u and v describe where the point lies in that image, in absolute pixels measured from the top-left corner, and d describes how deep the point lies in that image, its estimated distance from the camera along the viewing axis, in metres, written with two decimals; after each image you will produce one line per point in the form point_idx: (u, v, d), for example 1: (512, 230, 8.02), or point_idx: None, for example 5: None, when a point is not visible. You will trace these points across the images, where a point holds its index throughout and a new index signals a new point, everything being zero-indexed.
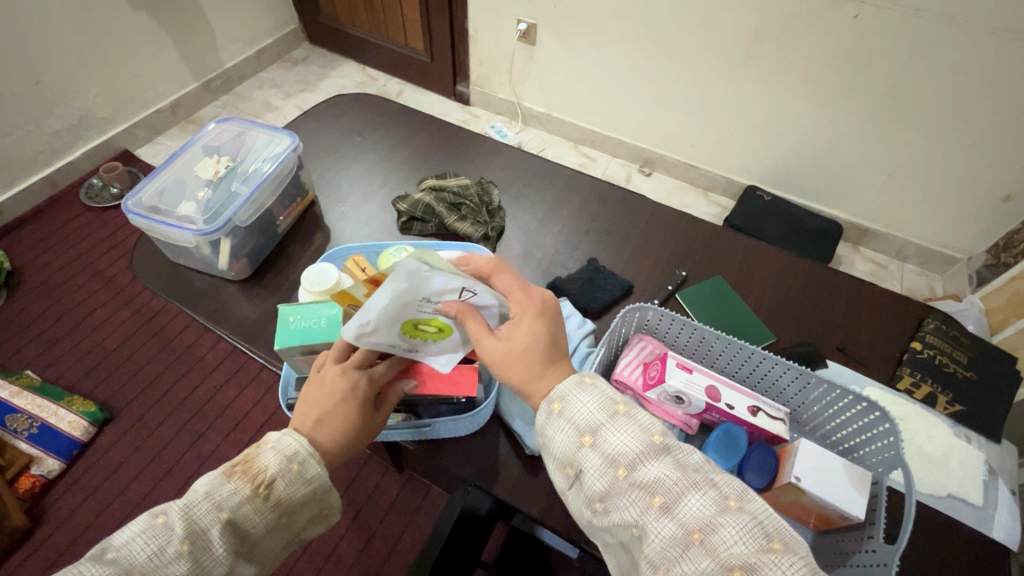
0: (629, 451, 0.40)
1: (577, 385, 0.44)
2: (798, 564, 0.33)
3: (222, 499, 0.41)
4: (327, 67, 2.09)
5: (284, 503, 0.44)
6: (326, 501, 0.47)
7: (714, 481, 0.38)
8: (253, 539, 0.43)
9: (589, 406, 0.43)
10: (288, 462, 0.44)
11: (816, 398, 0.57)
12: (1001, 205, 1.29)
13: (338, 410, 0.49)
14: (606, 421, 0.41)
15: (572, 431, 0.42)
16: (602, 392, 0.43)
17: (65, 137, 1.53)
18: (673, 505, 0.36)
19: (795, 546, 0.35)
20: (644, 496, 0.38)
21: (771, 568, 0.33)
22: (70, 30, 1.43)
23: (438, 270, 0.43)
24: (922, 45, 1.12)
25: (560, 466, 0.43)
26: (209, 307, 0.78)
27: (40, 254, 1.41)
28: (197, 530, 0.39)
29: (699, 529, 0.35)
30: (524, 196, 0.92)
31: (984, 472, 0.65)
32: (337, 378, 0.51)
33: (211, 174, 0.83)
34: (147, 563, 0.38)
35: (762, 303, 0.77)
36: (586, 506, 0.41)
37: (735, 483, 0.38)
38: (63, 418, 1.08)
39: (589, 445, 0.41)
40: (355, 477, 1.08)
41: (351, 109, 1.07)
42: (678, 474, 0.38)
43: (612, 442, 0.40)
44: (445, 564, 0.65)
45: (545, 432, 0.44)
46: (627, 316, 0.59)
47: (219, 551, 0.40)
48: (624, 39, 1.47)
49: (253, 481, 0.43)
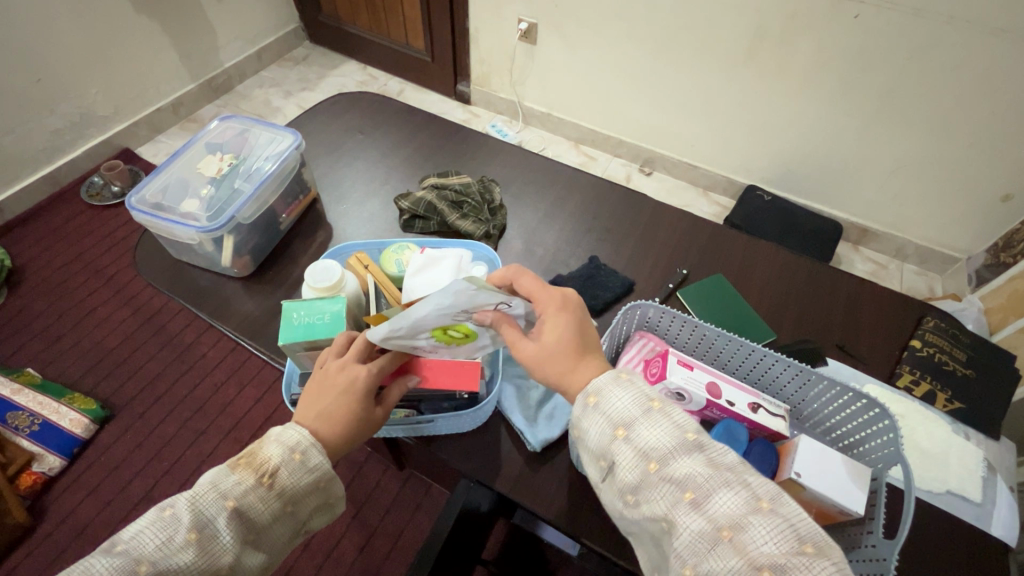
0: (661, 447, 0.39)
1: (613, 381, 0.44)
2: (829, 569, 0.33)
3: (226, 488, 0.42)
4: (328, 66, 2.09)
5: (288, 493, 0.44)
6: (331, 491, 0.48)
7: (747, 481, 0.37)
8: (260, 527, 0.43)
9: (624, 401, 0.42)
10: (291, 453, 0.45)
11: (816, 395, 0.58)
12: (1000, 205, 1.29)
13: (339, 405, 0.49)
14: (639, 416, 0.41)
15: (606, 424, 0.42)
16: (638, 387, 0.43)
17: (66, 135, 1.53)
18: (703, 501, 0.37)
19: (827, 549, 0.35)
20: (674, 491, 0.38)
21: (801, 571, 0.33)
22: (71, 28, 1.43)
23: (484, 290, 0.46)
24: (923, 45, 1.12)
25: (593, 457, 0.43)
26: (212, 303, 0.78)
27: (41, 252, 1.41)
28: (204, 520, 0.40)
29: (729, 527, 0.35)
30: (525, 195, 0.93)
31: (983, 468, 0.65)
32: (338, 373, 0.51)
33: (215, 171, 0.83)
34: (157, 553, 0.38)
35: (762, 301, 0.78)
36: (617, 498, 0.42)
37: (768, 485, 0.37)
38: (64, 416, 1.08)
39: (622, 438, 0.41)
40: (356, 475, 1.09)
41: (353, 107, 1.08)
42: (711, 472, 0.38)
43: (644, 437, 0.40)
44: (447, 560, 0.65)
45: (579, 425, 0.44)
46: (629, 313, 0.60)
47: (227, 538, 0.40)
48: (625, 38, 1.47)
49: (257, 472, 0.43)
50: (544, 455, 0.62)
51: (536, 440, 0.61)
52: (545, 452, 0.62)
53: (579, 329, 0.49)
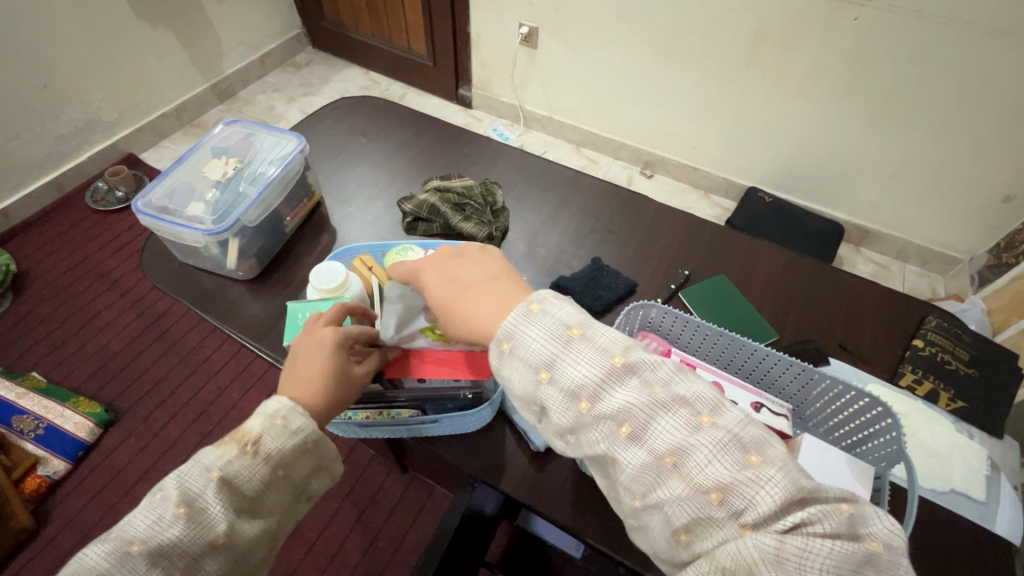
0: (588, 382, 0.39)
1: (525, 318, 0.42)
2: (776, 476, 0.32)
3: (209, 462, 0.41)
4: (331, 72, 2.10)
5: (275, 457, 0.43)
6: (322, 452, 0.47)
7: (684, 397, 0.37)
8: (254, 495, 0.42)
9: (540, 339, 0.41)
10: (272, 419, 0.44)
11: (819, 394, 0.58)
12: (1002, 206, 1.30)
13: (312, 362, 0.51)
14: (560, 351, 0.40)
15: (528, 368, 0.41)
16: (550, 318, 0.42)
17: (72, 140, 1.55)
18: (640, 433, 0.36)
19: (772, 452, 0.34)
20: (611, 426, 0.37)
21: (748, 484, 0.32)
22: (75, 34, 1.44)
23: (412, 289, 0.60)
24: (922, 47, 1.13)
25: (525, 403, 0.43)
26: (219, 305, 0.78)
27: (46, 257, 1.42)
28: (192, 495, 0.39)
29: (670, 453, 0.35)
30: (528, 197, 0.93)
31: (987, 467, 0.66)
32: (307, 337, 0.53)
33: (220, 175, 0.85)
34: (147, 533, 0.37)
35: (765, 301, 0.78)
36: (559, 438, 0.41)
37: (708, 396, 0.37)
38: (69, 419, 1.09)
39: (547, 380, 0.40)
40: (360, 477, 1.09)
41: (357, 111, 1.08)
42: (644, 399, 0.37)
43: (568, 375, 0.39)
44: (451, 561, 0.66)
45: (502, 373, 0.43)
46: (631, 313, 0.60)
47: (217, 509, 0.39)
48: (625, 42, 1.48)
49: (240, 442, 0.43)
50: (547, 455, 0.61)
51: (540, 441, 0.60)
52: (548, 451, 0.62)
53: (449, 270, 0.51)
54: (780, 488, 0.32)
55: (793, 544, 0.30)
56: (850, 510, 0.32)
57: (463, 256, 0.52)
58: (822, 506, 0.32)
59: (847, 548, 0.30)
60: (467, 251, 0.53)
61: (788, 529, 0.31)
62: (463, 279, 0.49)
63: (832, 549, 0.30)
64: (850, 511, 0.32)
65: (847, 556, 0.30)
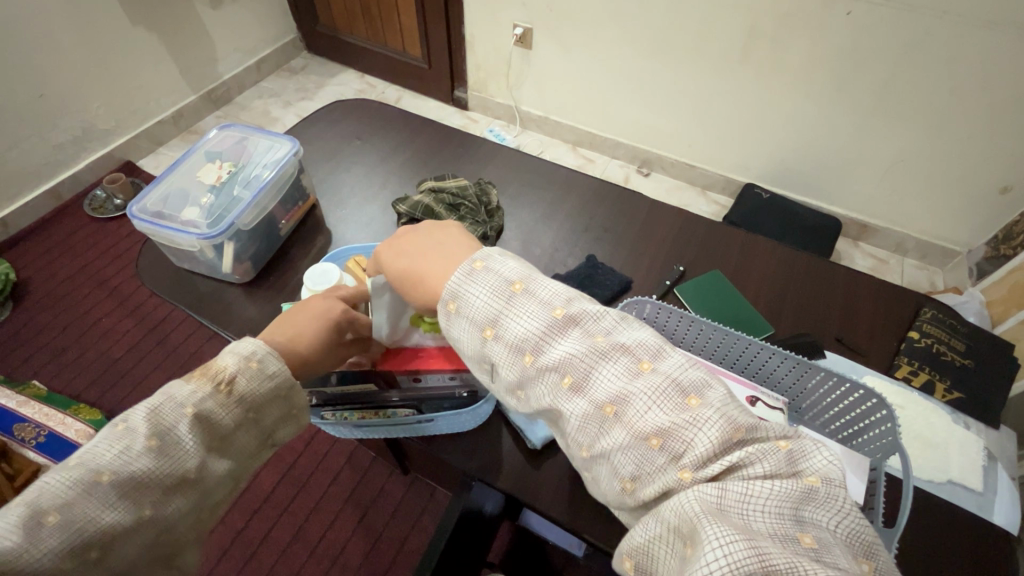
0: (531, 336, 0.39)
1: (468, 276, 0.42)
2: (711, 416, 0.33)
3: (183, 396, 0.40)
4: (326, 77, 2.10)
5: (248, 399, 0.43)
6: (293, 401, 0.47)
7: (626, 346, 0.37)
8: (224, 434, 0.42)
9: (484, 296, 0.41)
10: (246, 360, 0.44)
11: (815, 386, 0.58)
12: (999, 197, 1.29)
13: (307, 327, 0.52)
14: (503, 308, 0.40)
15: (473, 327, 0.41)
16: (493, 274, 0.42)
17: (70, 149, 1.55)
18: (583, 383, 0.37)
19: (710, 394, 0.35)
20: (554, 378, 0.38)
21: (686, 425, 0.33)
22: (71, 43, 1.45)
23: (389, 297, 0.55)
24: (914, 39, 1.13)
25: (475, 363, 0.43)
26: (215, 308, 0.79)
27: (46, 265, 1.43)
28: (164, 427, 0.39)
29: (612, 403, 0.36)
30: (522, 196, 0.93)
31: (983, 457, 0.67)
32: (318, 303, 0.55)
33: (214, 179, 0.85)
34: (116, 462, 0.36)
35: (761, 296, 0.78)
36: (510, 396, 0.41)
37: (649, 344, 0.37)
38: (70, 427, 1.06)
39: (492, 337, 0.40)
40: (361, 479, 1.10)
41: (350, 115, 1.09)
42: (585, 348, 0.37)
43: (511, 330, 0.39)
44: (450, 562, 0.66)
45: (451, 334, 0.43)
46: (626, 310, 0.61)
47: (190, 445, 0.39)
48: (618, 40, 1.49)
49: (213, 379, 0.42)
50: (544, 453, 0.61)
51: (537, 438, 0.60)
52: (546, 449, 0.62)
53: (404, 242, 0.51)
54: (717, 428, 0.32)
55: (730, 486, 0.30)
56: (786, 447, 0.33)
57: (417, 228, 0.52)
58: (759, 445, 0.32)
59: (783, 486, 0.30)
60: (422, 225, 0.53)
61: (726, 470, 0.32)
62: (418, 247, 0.49)
63: (767, 485, 0.30)
64: (787, 447, 0.33)
65: (786, 493, 0.30)
